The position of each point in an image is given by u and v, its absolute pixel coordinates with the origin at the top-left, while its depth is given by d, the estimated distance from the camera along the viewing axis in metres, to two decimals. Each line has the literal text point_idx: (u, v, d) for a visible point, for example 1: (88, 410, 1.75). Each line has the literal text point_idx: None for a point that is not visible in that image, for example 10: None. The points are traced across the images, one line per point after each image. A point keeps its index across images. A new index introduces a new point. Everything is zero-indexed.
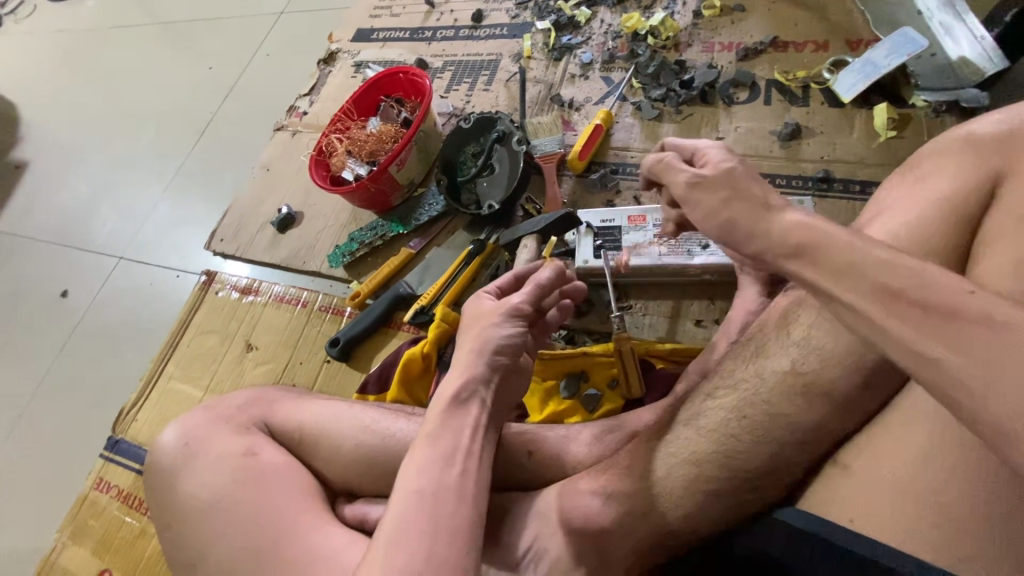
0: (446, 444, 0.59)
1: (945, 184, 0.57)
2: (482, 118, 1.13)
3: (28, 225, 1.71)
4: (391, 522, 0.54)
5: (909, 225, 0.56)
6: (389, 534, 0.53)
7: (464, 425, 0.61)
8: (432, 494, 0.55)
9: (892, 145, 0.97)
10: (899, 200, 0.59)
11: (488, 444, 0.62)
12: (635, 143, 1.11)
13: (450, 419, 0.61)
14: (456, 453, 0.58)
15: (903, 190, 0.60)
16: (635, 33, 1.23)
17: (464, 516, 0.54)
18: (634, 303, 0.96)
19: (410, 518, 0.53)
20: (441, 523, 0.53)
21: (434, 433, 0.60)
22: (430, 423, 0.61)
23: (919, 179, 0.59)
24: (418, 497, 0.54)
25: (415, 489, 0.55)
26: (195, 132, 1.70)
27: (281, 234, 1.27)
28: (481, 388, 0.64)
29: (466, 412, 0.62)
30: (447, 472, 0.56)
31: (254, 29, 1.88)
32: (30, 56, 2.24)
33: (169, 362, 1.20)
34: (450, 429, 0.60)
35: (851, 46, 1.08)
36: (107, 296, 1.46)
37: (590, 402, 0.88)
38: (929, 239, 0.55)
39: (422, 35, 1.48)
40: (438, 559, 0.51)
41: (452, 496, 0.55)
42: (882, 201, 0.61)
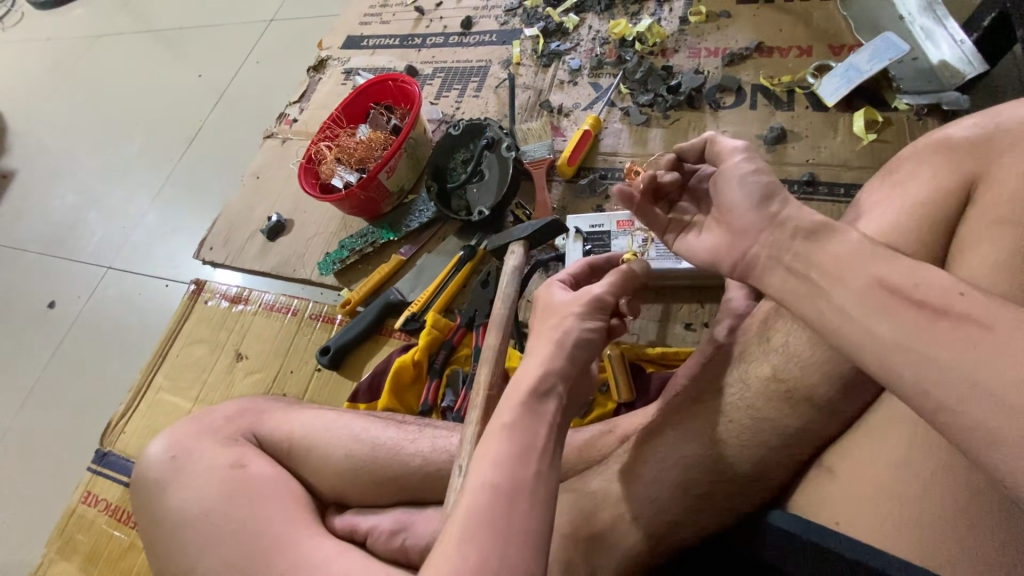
0: (520, 439, 0.53)
1: (923, 188, 0.58)
2: (471, 124, 1.13)
3: (15, 235, 1.70)
4: (464, 517, 0.49)
5: (888, 229, 0.57)
6: (458, 531, 0.48)
7: (542, 421, 0.55)
8: (507, 493, 0.49)
9: (876, 149, 0.98)
10: (881, 204, 0.60)
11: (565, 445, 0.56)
12: (624, 149, 1.12)
13: (527, 413, 0.55)
14: (532, 452, 0.52)
15: (884, 193, 0.61)
16: (622, 39, 1.24)
17: (537, 519, 0.49)
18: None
19: (482, 517, 0.48)
20: (515, 526, 0.48)
21: (510, 425, 0.54)
22: (506, 414, 0.56)
23: (899, 184, 0.60)
24: (491, 496, 0.49)
25: (490, 484, 0.50)
26: (184, 140, 1.70)
27: (271, 242, 1.27)
28: (558, 385, 0.58)
29: (545, 407, 0.55)
30: (521, 469, 0.51)
31: (244, 37, 1.88)
32: (18, 65, 2.23)
33: (158, 372, 1.19)
34: (526, 424, 0.54)
35: (834, 51, 1.10)
36: (95, 307, 1.44)
37: (581, 406, 0.88)
38: (909, 244, 0.56)
39: (411, 42, 1.48)
40: (510, 564, 0.46)
41: (525, 497, 0.49)
42: (863, 205, 0.62)
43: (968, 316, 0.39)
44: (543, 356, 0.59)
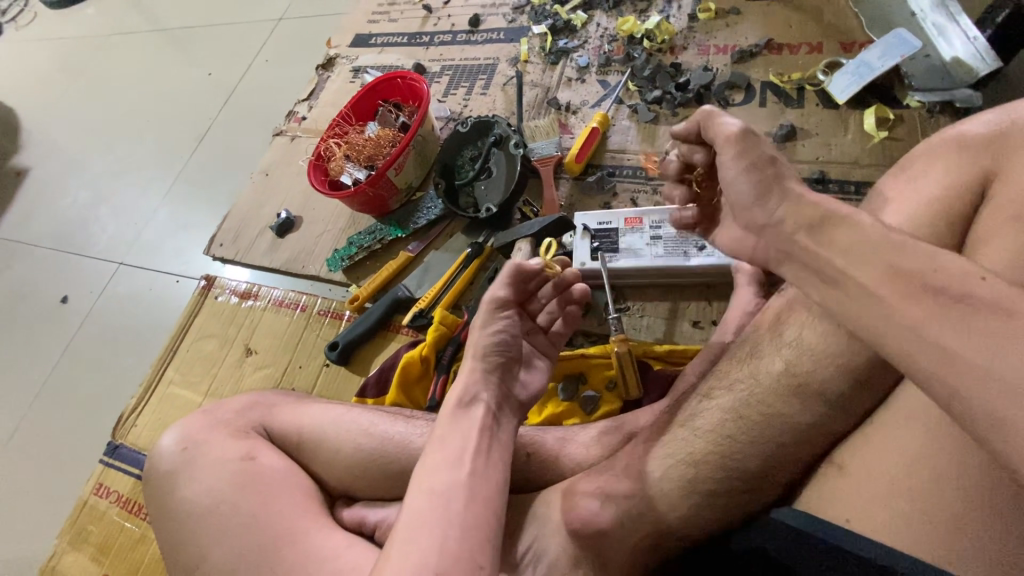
0: (454, 445, 0.60)
1: (935, 185, 0.57)
2: (479, 121, 1.13)
3: (29, 231, 1.73)
4: (406, 519, 0.54)
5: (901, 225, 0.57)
6: (400, 533, 0.53)
7: (472, 426, 0.62)
8: (444, 493, 0.55)
9: (887, 147, 0.97)
10: (892, 200, 0.60)
11: (498, 445, 0.63)
12: (632, 146, 1.12)
13: (458, 421, 0.62)
14: (465, 454, 0.59)
15: (897, 190, 0.60)
16: (630, 37, 1.24)
17: (476, 513, 0.55)
18: (631, 305, 0.96)
19: (423, 515, 0.54)
20: (452, 517, 0.54)
21: (443, 435, 0.61)
22: (440, 425, 0.63)
23: (910, 180, 0.60)
24: (429, 496, 0.55)
25: (429, 488, 0.56)
26: (194, 137, 1.71)
27: (280, 238, 1.28)
28: (483, 392, 0.66)
29: (473, 414, 0.63)
30: (455, 472, 0.57)
31: (254, 35, 1.90)
32: (31, 64, 2.26)
33: (169, 366, 1.20)
34: (458, 431, 0.61)
35: (845, 48, 1.09)
36: (107, 302, 1.46)
37: (588, 403, 0.88)
38: (922, 238, 0.56)
39: (419, 41, 1.49)
40: (451, 554, 0.51)
41: (462, 495, 0.55)
42: (876, 202, 0.62)
43: (988, 309, 0.39)
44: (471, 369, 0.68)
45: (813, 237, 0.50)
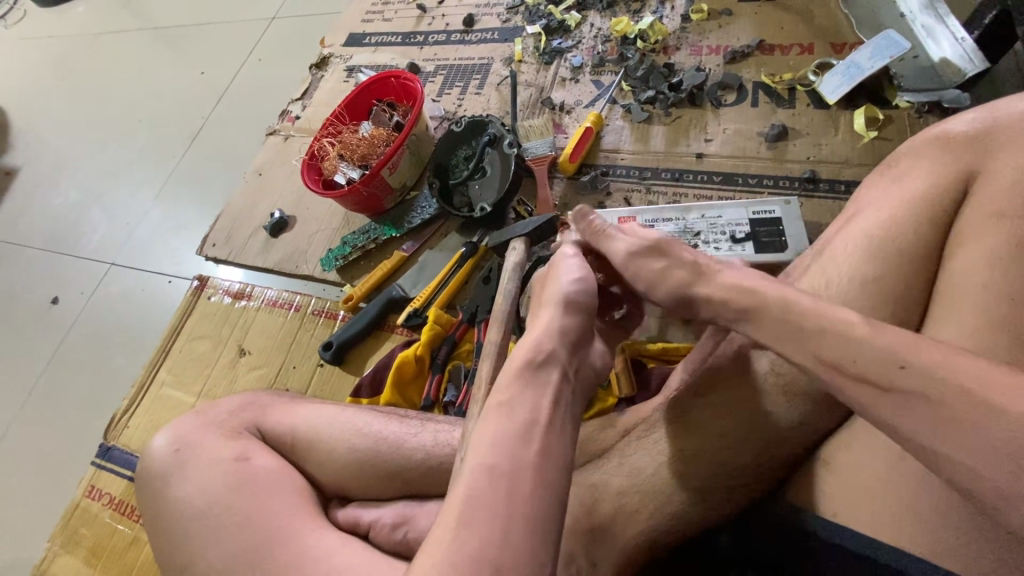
0: (522, 415, 0.50)
1: (919, 185, 0.59)
2: (473, 121, 1.13)
3: (19, 231, 1.71)
4: (463, 500, 0.45)
5: (887, 224, 0.59)
6: (459, 517, 0.44)
7: (544, 394, 0.52)
8: (509, 474, 0.46)
9: (877, 146, 0.97)
10: (877, 200, 0.62)
11: (572, 421, 0.52)
12: (625, 146, 1.12)
13: (530, 384, 0.53)
14: (534, 429, 0.49)
15: (884, 190, 0.62)
16: (623, 37, 1.25)
17: (543, 504, 0.45)
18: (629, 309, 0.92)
19: (483, 497, 0.44)
20: (515, 505, 0.44)
21: (510, 401, 0.51)
22: (504, 391, 0.53)
23: (895, 181, 0.61)
24: (491, 476, 0.45)
25: (490, 464, 0.46)
26: (187, 136, 1.71)
27: (273, 238, 1.27)
28: (559, 354, 0.56)
29: (545, 378, 0.54)
30: (522, 449, 0.47)
31: (247, 33, 1.89)
32: (20, 62, 2.24)
33: (162, 367, 1.19)
34: (526, 398, 0.51)
35: (835, 49, 1.10)
36: (98, 303, 1.45)
37: (583, 402, 0.87)
38: (906, 237, 0.57)
39: (414, 40, 1.50)
40: (511, 548, 0.42)
41: (529, 478, 0.46)
42: (861, 202, 0.64)
43: None
44: (545, 325, 0.59)
45: (760, 293, 0.50)
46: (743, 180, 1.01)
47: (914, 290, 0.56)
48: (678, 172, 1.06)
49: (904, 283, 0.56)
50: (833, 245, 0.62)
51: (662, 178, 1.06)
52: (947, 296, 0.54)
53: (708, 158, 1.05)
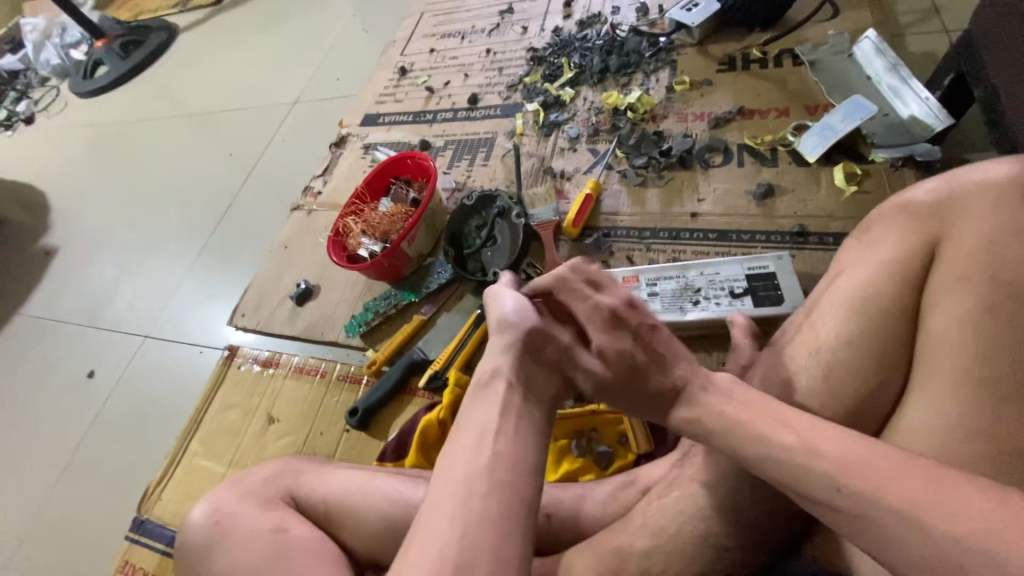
0: (474, 428, 0.62)
1: (890, 249, 0.67)
2: (483, 194, 1.23)
3: (58, 308, 1.82)
4: (428, 510, 0.56)
5: (866, 286, 0.67)
6: (424, 523, 0.55)
7: (492, 406, 0.64)
8: (465, 483, 0.57)
9: (859, 199, 1.05)
10: (855, 264, 0.70)
11: (522, 429, 0.63)
12: (624, 208, 1.21)
13: (480, 401, 0.65)
14: (486, 438, 0.61)
15: (861, 253, 0.71)
16: (615, 108, 1.38)
17: (499, 501, 0.56)
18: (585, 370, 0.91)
19: (445, 505, 0.56)
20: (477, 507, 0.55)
21: (467, 419, 0.64)
22: (464, 409, 0.66)
23: (870, 247, 0.69)
24: (450, 487, 0.57)
25: (450, 478, 0.58)
26: (216, 213, 1.85)
27: (299, 307, 1.36)
28: (505, 372, 0.68)
29: (493, 391, 0.66)
30: (474, 459, 0.59)
31: (271, 117, 2.08)
32: (63, 150, 2.46)
33: (194, 437, 1.24)
34: (478, 413, 0.64)
35: (810, 111, 1.21)
36: (132, 375, 1.52)
37: (602, 459, 0.89)
38: (884, 298, 0.65)
39: (424, 118, 1.66)
40: (472, 548, 0.53)
41: (483, 485, 0.57)
42: (843, 261, 0.73)
43: None
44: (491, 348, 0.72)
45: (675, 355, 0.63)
46: (737, 236, 1.08)
47: (898, 345, 0.64)
48: (675, 231, 1.13)
49: (887, 339, 0.64)
50: (822, 300, 0.72)
51: (660, 237, 1.14)
52: (927, 353, 0.61)
53: (702, 216, 1.13)
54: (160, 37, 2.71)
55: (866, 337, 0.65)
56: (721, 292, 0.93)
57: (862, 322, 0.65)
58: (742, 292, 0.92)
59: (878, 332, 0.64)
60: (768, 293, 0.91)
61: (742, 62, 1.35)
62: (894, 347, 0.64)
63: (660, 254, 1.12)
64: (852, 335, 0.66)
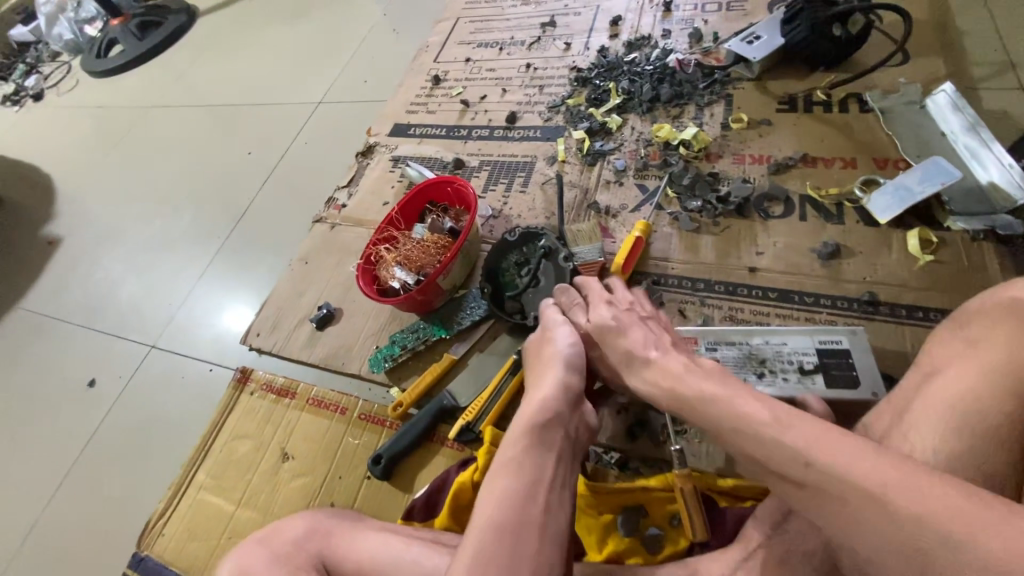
0: (527, 473, 0.68)
1: (990, 353, 0.64)
2: (527, 231, 1.16)
3: (60, 304, 1.74)
4: (475, 548, 0.61)
5: (967, 396, 0.63)
6: (473, 561, 0.60)
7: (547, 454, 0.71)
8: (515, 528, 0.63)
9: (934, 269, 0.98)
10: (953, 365, 0.66)
11: (566, 476, 0.71)
12: (675, 255, 1.13)
13: (536, 445, 0.71)
14: (537, 487, 0.67)
15: (958, 352, 0.67)
16: (666, 142, 1.30)
17: (545, 551, 0.62)
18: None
19: (492, 547, 0.61)
20: (523, 544, 0.62)
21: (518, 461, 0.69)
22: (512, 448, 0.71)
23: (971, 345, 0.66)
24: (499, 529, 0.62)
25: (500, 519, 0.63)
26: (232, 215, 1.76)
27: (319, 331, 1.28)
28: (562, 420, 0.74)
29: (548, 439, 0.72)
30: (528, 507, 0.65)
31: (293, 116, 1.99)
32: (70, 132, 2.36)
33: (201, 468, 1.16)
34: (532, 457, 0.70)
35: (879, 164, 1.13)
36: (137, 386, 1.45)
37: (652, 542, 0.83)
38: (987, 413, 0.61)
39: (458, 133, 1.58)
40: None
41: (530, 532, 0.63)
42: (937, 358, 0.69)
43: None
44: (549, 386, 0.78)
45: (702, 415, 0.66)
46: (800, 298, 1.01)
47: (1001, 470, 0.59)
48: (732, 285, 1.06)
49: (988, 462, 0.60)
50: (913, 408, 0.67)
51: (716, 291, 1.07)
52: None
53: (761, 272, 1.06)
54: (180, 19, 2.60)
55: (964, 458, 0.60)
56: (789, 366, 0.86)
57: (962, 440, 0.61)
58: (812, 369, 0.85)
59: (980, 454, 0.60)
60: (842, 373, 0.84)
61: (805, 104, 1.27)
62: (997, 472, 0.59)
63: (715, 311, 1.04)
64: (952, 453, 0.61)
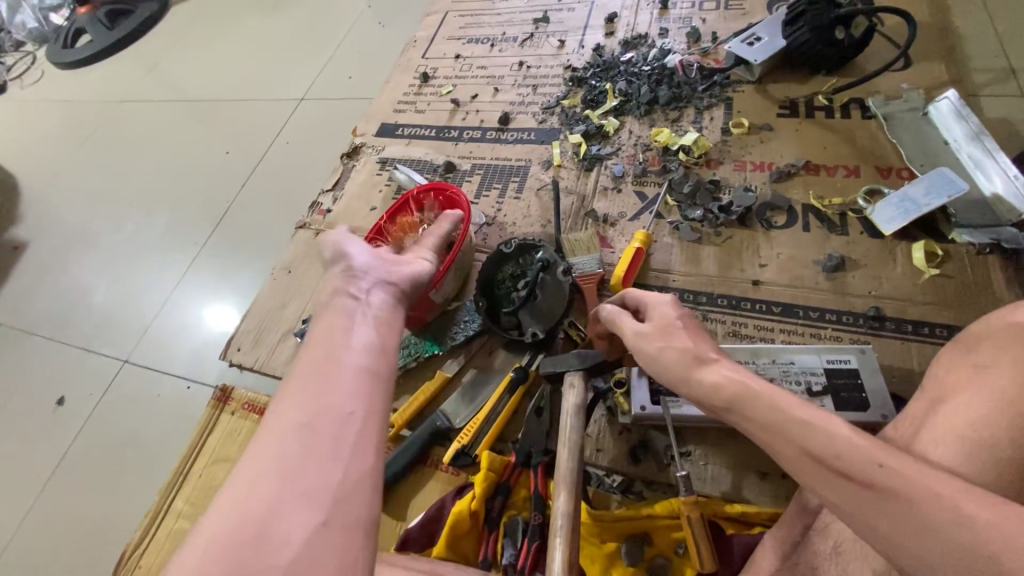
0: (322, 363, 0.60)
1: (1003, 381, 0.61)
2: (524, 242, 1.12)
3: (25, 314, 1.64)
4: (257, 456, 0.52)
5: (979, 425, 0.60)
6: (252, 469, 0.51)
7: (342, 338, 0.62)
8: (304, 422, 0.54)
9: (938, 283, 0.96)
10: (966, 393, 0.63)
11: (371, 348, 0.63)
12: (676, 267, 1.10)
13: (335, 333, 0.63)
14: (333, 371, 0.59)
15: (966, 377, 0.64)
16: (666, 147, 1.26)
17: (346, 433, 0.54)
18: (590, 430, 0.94)
19: (282, 448, 0.52)
20: (314, 433, 0.53)
21: (312, 354, 0.61)
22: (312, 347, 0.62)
23: (982, 368, 0.64)
24: (289, 425, 0.54)
25: (292, 420, 0.54)
26: (211, 219, 1.67)
27: (304, 346, 1.22)
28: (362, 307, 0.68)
29: (347, 325, 0.64)
30: (320, 397, 0.56)
31: (274, 114, 1.90)
32: (35, 128, 2.22)
33: (178, 495, 1.10)
34: (329, 345, 0.62)
35: (882, 173, 1.11)
36: (110, 403, 1.37)
37: (658, 572, 0.80)
38: (1003, 445, 0.58)
39: (448, 135, 1.51)
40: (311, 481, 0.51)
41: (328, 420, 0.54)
42: (944, 384, 0.66)
43: None
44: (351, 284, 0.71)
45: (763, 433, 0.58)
46: (804, 312, 0.99)
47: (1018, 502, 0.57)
48: (735, 299, 1.03)
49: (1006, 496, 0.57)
50: (921, 436, 0.64)
51: (718, 304, 1.03)
52: None
53: (764, 285, 1.03)
54: (151, 8, 2.46)
55: None
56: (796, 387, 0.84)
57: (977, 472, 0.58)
58: (821, 390, 0.83)
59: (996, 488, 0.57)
60: (851, 395, 0.82)
61: (806, 109, 1.24)
62: None
63: (718, 325, 1.01)
64: None
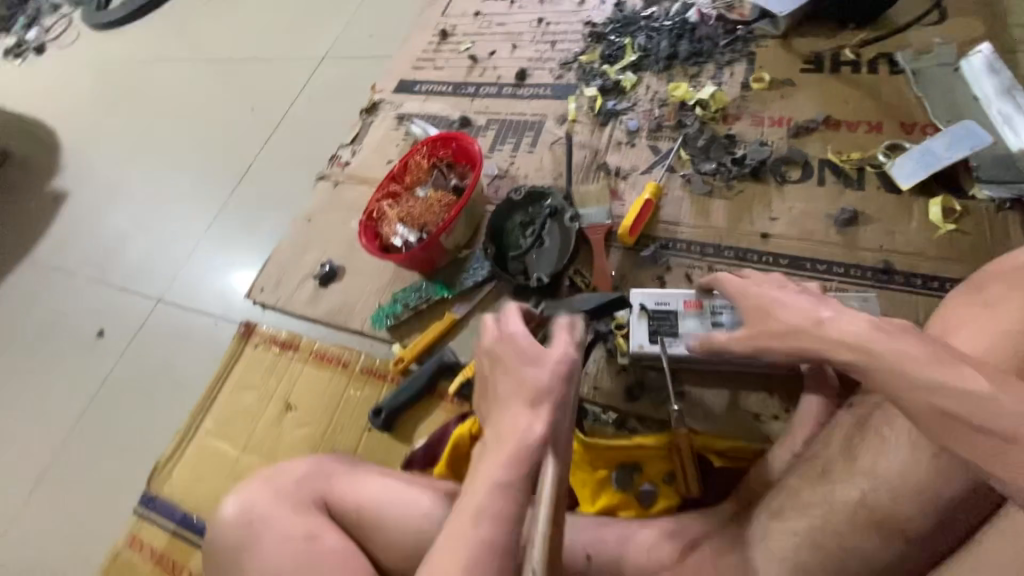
0: (519, 438, 0.58)
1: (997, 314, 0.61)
2: (533, 190, 1.13)
3: (68, 257, 1.75)
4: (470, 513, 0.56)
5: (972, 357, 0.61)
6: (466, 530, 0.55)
7: (535, 420, 0.59)
8: (499, 498, 0.56)
9: (953, 239, 0.95)
10: (963, 329, 0.64)
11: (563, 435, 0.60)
12: (686, 219, 1.10)
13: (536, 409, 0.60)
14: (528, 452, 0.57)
15: (966, 314, 0.65)
16: (682, 103, 1.25)
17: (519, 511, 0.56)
18: (588, 368, 0.97)
19: (482, 507, 0.56)
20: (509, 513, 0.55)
21: (515, 424, 0.60)
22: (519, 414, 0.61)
23: (982, 305, 0.64)
24: (497, 497, 0.56)
25: (495, 486, 0.57)
26: (236, 172, 1.74)
27: (322, 288, 1.28)
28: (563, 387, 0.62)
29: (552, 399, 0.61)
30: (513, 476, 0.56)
31: (297, 72, 1.93)
32: (73, 85, 2.32)
33: (206, 417, 1.19)
34: (524, 420, 0.60)
35: (905, 128, 1.08)
36: (144, 339, 1.47)
37: (645, 497, 0.84)
38: None
39: (465, 91, 1.52)
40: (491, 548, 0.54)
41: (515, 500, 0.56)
42: (945, 322, 0.67)
43: None
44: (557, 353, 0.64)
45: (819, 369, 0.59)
46: (811, 265, 0.99)
47: None
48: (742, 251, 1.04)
49: None
50: None
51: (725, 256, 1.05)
52: None
53: (773, 239, 1.03)
54: None
55: None
56: None
57: None
58: None
59: None
60: None
61: (832, 63, 1.20)
62: None
63: None
64: None
